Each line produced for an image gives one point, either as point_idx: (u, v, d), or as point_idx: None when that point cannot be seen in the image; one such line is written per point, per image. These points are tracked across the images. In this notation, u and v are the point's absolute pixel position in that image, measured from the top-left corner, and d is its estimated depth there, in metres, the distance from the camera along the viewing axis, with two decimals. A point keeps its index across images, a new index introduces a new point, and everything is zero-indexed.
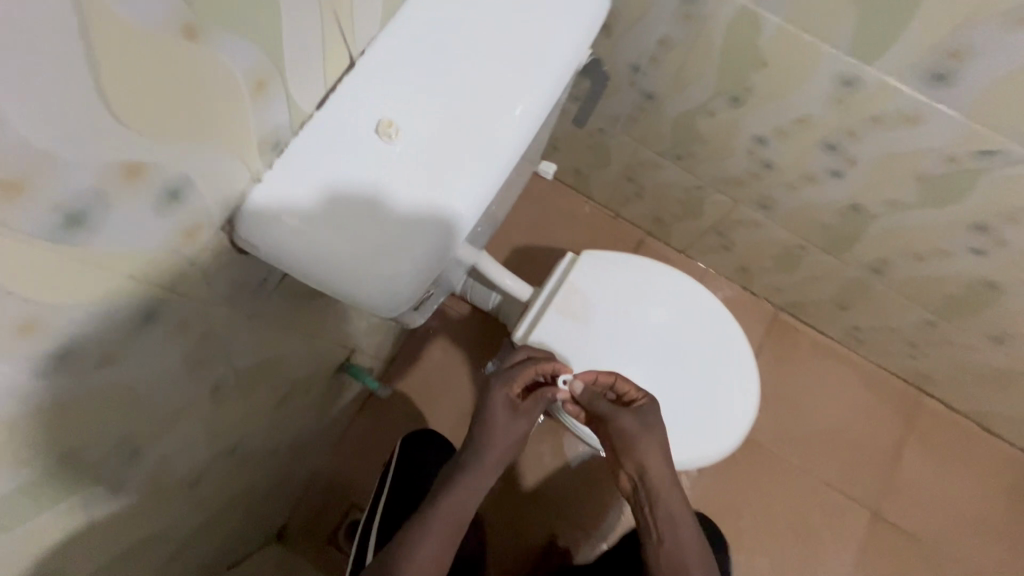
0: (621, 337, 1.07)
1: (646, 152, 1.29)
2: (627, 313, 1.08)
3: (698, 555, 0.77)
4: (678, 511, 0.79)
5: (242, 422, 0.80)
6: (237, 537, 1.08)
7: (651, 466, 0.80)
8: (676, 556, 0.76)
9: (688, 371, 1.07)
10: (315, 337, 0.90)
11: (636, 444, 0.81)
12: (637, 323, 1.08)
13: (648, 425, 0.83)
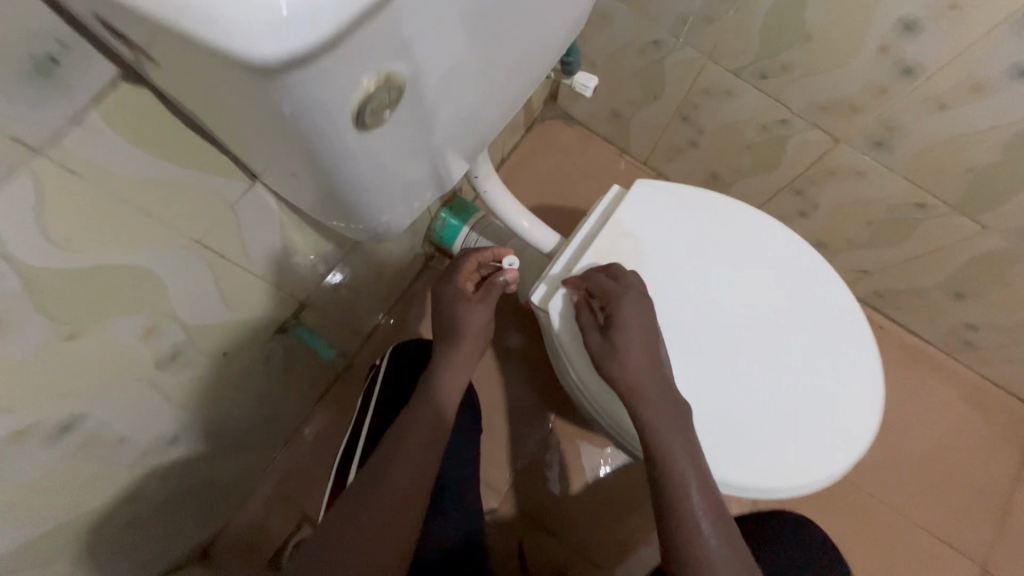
0: (687, 302, 0.75)
1: (717, 71, 0.98)
2: (696, 273, 0.76)
3: (708, 506, 0.60)
4: (678, 446, 0.62)
5: (58, 378, 0.46)
6: (103, 553, 0.75)
7: (630, 388, 0.65)
8: (678, 507, 0.60)
9: (780, 359, 0.74)
10: (229, 262, 0.56)
11: (623, 365, 0.65)
12: (709, 287, 0.75)
13: (629, 326, 0.66)
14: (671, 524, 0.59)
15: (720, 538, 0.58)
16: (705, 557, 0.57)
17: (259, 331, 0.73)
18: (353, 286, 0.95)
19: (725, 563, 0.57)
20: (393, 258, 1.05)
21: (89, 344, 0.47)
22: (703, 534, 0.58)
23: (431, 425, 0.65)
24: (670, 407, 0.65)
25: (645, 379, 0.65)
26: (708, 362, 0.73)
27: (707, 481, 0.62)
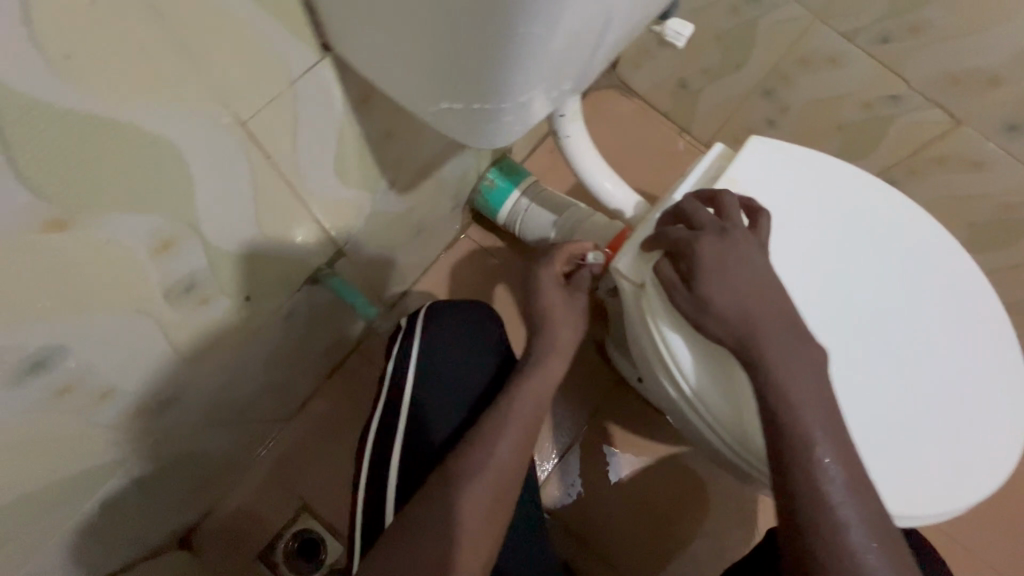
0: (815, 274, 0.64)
1: (825, 35, 0.85)
2: (824, 251, 0.65)
3: (838, 458, 0.47)
4: (800, 386, 0.49)
5: (36, 294, 0.32)
6: (73, 540, 0.60)
7: (731, 320, 0.52)
8: (797, 458, 0.47)
9: (924, 355, 0.63)
10: (273, 165, 0.43)
11: (716, 293, 0.53)
12: (839, 269, 0.64)
13: (729, 250, 0.55)
14: (786, 478, 0.47)
15: (851, 497, 0.46)
16: (832, 521, 0.45)
17: (288, 274, 0.59)
18: (389, 241, 0.81)
19: (860, 531, 0.44)
20: (432, 216, 0.91)
21: (85, 248, 0.33)
22: (828, 490, 0.46)
23: (527, 426, 0.58)
24: (789, 338, 0.52)
25: (750, 307, 0.53)
26: (842, 357, 0.62)
27: (837, 428, 0.48)
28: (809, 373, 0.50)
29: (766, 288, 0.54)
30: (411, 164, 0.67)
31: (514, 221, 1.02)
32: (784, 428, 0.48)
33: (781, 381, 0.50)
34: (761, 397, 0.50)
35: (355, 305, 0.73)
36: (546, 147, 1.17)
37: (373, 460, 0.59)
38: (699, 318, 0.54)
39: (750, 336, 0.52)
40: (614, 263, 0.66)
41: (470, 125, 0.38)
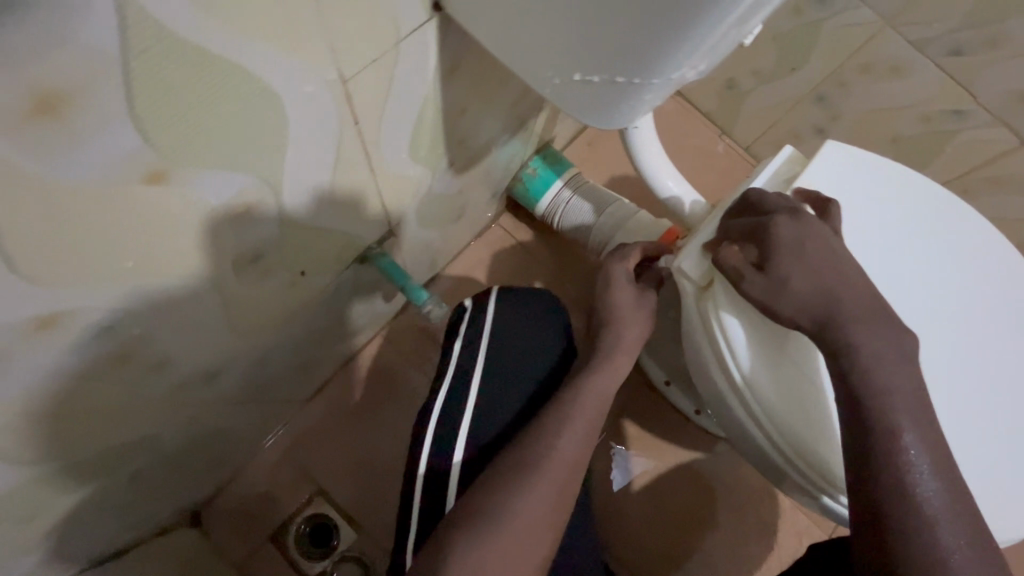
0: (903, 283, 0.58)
1: (894, 42, 0.83)
2: (914, 261, 0.59)
3: (927, 453, 0.46)
4: (891, 376, 0.47)
5: (121, 251, 0.29)
6: (96, 510, 0.57)
7: (811, 303, 0.49)
8: (886, 451, 0.46)
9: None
10: (359, 131, 0.40)
11: (794, 278, 0.50)
12: (929, 280, 0.59)
13: (805, 232, 0.51)
14: (872, 470, 0.46)
15: (938, 494, 0.45)
16: (917, 517, 0.44)
17: (343, 249, 0.56)
18: (432, 224, 0.78)
19: (946, 528, 0.44)
20: (473, 201, 0.88)
21: (176, 204, 0.30)
22: (915, 486, 0.45)
23: (591, 412, 0.59)
24: (877, 322, 0.49)
25: (831, 287, 0.50)
26: (947, 393, 0.55)
27: (926, 422, 0.47)
28: (901, 368, 0.48)
29: (845, 271, 0.51)
30: (469, 144, 0.64)
31: (553, 213, 0.99)
32: (873, 418, 0.47)
33: (869, 379, 0.47)
34: (847, 384, 0.48)
35: (405, 292, 0.66)
36: (584, 139, 1.13)
37: (434, 444, 0.57)
38: (774, 302, 0.50)
39: (831, 317, 0.49)
40: (677, 263, 0.63)
41: (598, 95, 0.36)
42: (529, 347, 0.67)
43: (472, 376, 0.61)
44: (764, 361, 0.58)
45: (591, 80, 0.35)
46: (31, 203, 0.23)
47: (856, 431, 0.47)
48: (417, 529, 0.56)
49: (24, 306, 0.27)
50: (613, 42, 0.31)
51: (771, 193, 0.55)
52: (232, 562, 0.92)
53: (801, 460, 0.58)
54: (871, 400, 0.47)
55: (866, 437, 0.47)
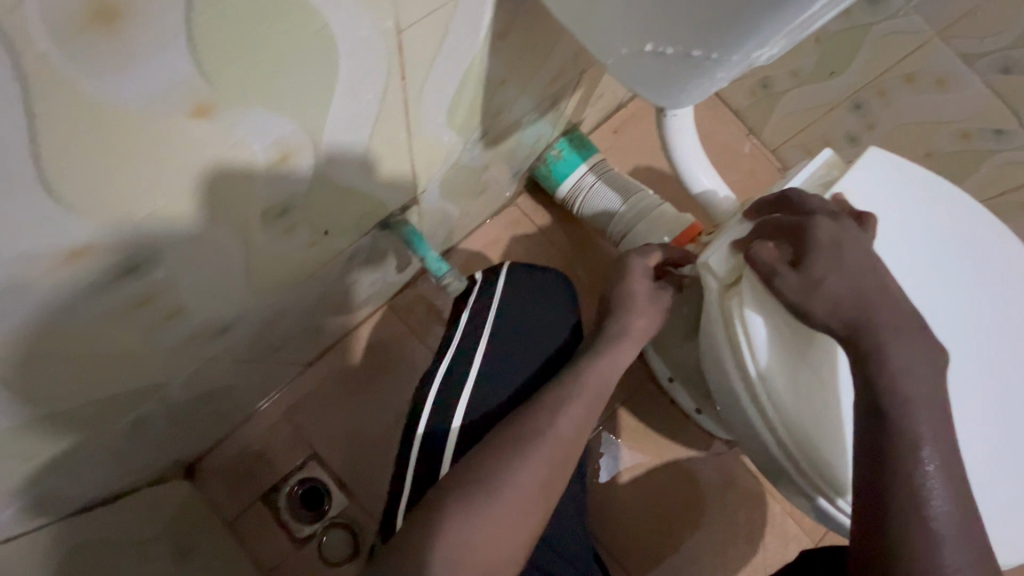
0: (935, 301, 0.57)
1: (943, 54, 0.81)
2: (948, 279, 0.58)
3: (943, 471, 0.45)
4: (915, 388, 0.47)
5: (155, 187, 0.28)
6: (99, 455, 0.56)
7: (845, 305, 0.49)
8: (900, 461, 0.45)
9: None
10: (403, 87, 0.39)
11: (830, 281, 0.50)
12: (961, 300, 0.57)
13: (846, 236, 0.51)
14: (883, 479, 0.45)
15: (949, 512, 0.44)
16: (924, 531, 0.43)
17: (368, 213, 0.55)
18: (454, 197, 0.76)
19: (953, 548, 0.42)
20: (496, 178, 0.86)
21: (216, 142, 0.28)
22: (926, 500, 0.44)
23: (592, 396, 0.59)
24: (907, 334, 0.48)
25: (866, 294, 0.50)
26: (963, 410, 0.54)
27: (946, 441, 0.46)
28: (926, 383, 0.47)
29: (880, 281, 0.51)
30: (504, 116, 0.62)
31: (574, 198, 0.97)
32: (891, 427, 0.46)
33: (891, 385, 0.47)
34: (869, 391, 0.48)
35: (424, 262, 0.64)
36: (610, 126, 1.10)
37: (435, 407, 0.57)
38: (807, 301, 0.50)
39: (862, 323, 0.49)
40: (704, 258, 0.62)
41: (669, 69, 0.35)
42: (539, 322, 0.66)
43: (479, 342, 0.61)
44: (779, 358, 0.57)
45: (665, 52, 0.33)
46: (73, 121, 0.22)
47: (871, 435, 0.47)
48: (409, 491, 0.55)
49: (53, 235, 0.25)
50: (701, 8, 0.29)
51: (814, 198, 0.56)
52: (224, 518, 0.92)
53: (805, 459, 0.57)
54: (893, 409, 0.46)
55: (880, 441, 0.46)
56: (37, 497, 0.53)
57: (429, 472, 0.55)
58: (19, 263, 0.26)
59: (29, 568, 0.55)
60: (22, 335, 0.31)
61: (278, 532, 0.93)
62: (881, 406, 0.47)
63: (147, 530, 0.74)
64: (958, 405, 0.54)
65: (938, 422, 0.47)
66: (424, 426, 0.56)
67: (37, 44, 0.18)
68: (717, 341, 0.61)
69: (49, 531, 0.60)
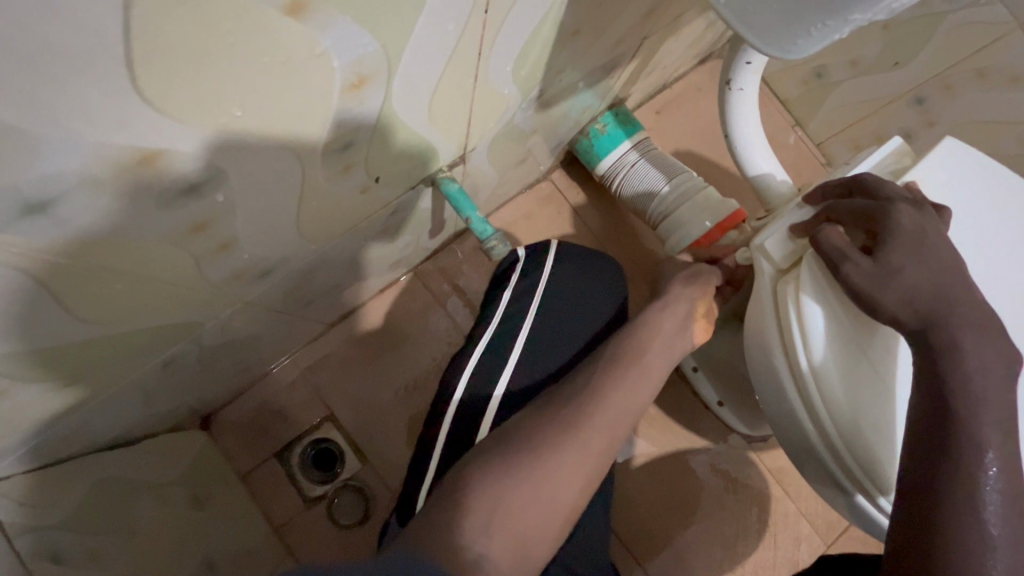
0: (1007, 308, 0.54)
1: (1021, 48, 0.77)
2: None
3: (1005, 478, 0.43)
4: (986, 388, 0.44)
5: (231, 92, 0.26)
6: (128, 393, 0.55)
7: (918, 298, 0.47)
8: (963, 460, 0.43)
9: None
10: (484, 21, 0.36)
11: (903, 271, 0.47)
12: None
13: (925, 227, 0.49)
14: (939, 479, 0.43)
15: (1007, 520, 0.41)
16: (978, 537, 0.41)
17: (420, 165, 0.52)
18: (497, 162, 0.73)
19: (1005, 556, 0.40)
20: (538, 149, 0.83)
21: (303, 50, 0.26)
22: (982, 506, 0.41)
23: (635, 372, 0.55)
24: (981, 334, 0.46)
25: (941, 289, 0.47)
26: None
27: (1011, 447, 0.44)
28: (997, 385, 0.45)
29: (956, 278, 0.48)
30: (562, 76, 0.59)
31: (614, 175, 0.94)
32: (956, 428, 0.44)
33: (959, 386, 0.44)
34: (936, 389, 0.45)
35: (469, 224, 0.63)
36: (653, 105, 1.07)
37: (475, 374, 0.55)
38: (876, 290, 0.47)
39: (936, 318, 0.46)
40: (759, 241, 0.60)
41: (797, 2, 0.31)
42: (584, 298, 0.63)
43: (529, 310, 0.59)
44: (836, 351, 0.55)
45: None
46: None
47: (931, 434, 0.44)
48: (441, 453, 0.52)
49: (126, 130, 0.24)
50: None
51: (890, 184, 0.53)
52: (238, 471, 0.91)
53: (845, 447, 0.55)
54: (962, 411, 0.44)
55: (939, 440, 0.44)
56: (63, 430, 0.52)
57: (465, 436, 0.52)
58: (89, 158, 0.24)
59: (56, 499, 0.55)
60: (83, 244, 0.29)
61: (290, 489, 0.93)
62: (946, 405, 0.44)
63: (167, 474, 0.73)
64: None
65: (1005, 428, 0.44)
66: (461, 393, 0.54)
67: None
68: (769, 327, 0.58)
69: (75, 463, 0.59)
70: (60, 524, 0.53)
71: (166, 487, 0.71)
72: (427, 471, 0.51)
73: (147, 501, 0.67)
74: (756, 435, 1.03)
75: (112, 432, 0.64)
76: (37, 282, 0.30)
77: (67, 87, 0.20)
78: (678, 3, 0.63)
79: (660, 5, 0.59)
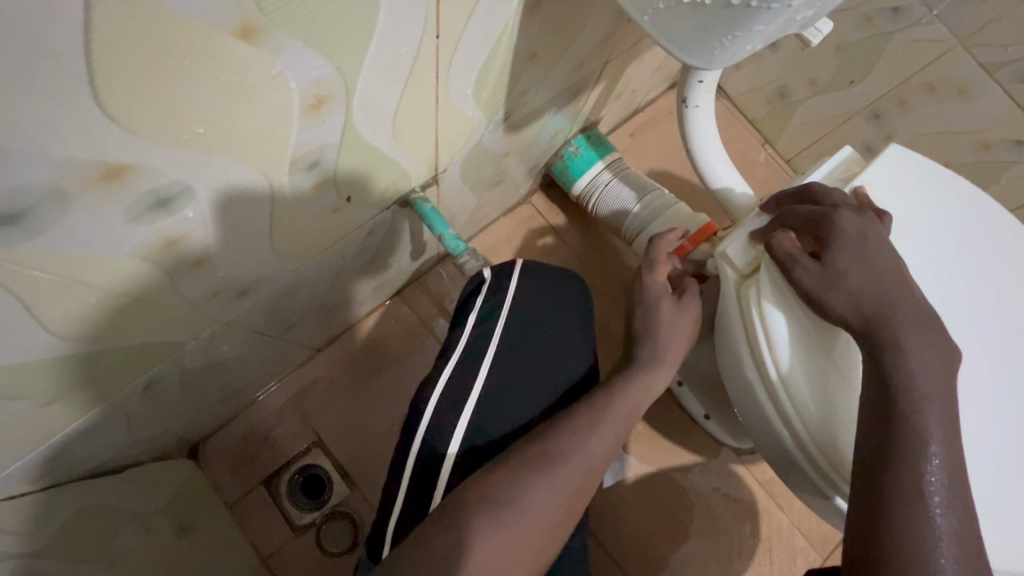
0: (956, 306, 0.56)
1: (964, 64, 0.81)
2: (971, 285, 0.57)
3: (948, 468, 0.44)
4: (929, 384, 0.46)
5: (193, 110, 0.28)
6: (110, 417, 0.56)
7: (865, 298, 0.49)
8: (909, 453, 0.44)
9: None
10: (437, 47, 0.39)
11: (848, 273, 0.50)
12: (985, 308, 0.56)
13: (867, 230, 0.51)
14: (889, 474, 0.44)
15: (950, 510, 0.43)
16: (927, 527, 0.42)
17: (391, 186, 0.55)
18: (472, 184, 0.76)
19: (950, 543, 0.42)
20: (514, 170, 0.86)
21: (259, 70, 0.29)
22: (928, 497, 0.43)
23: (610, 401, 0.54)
24: (925, 332, 0.48)
25: (887, 290, 0.49)
26: (978, 415, 0.52)
27: (956, 439, 0.45)
28: (943, 378, 0.47)
29: (899, 278, 0.50)
30: (527, 100, 0.63)
31: (590, 195, 0.97)
32: (900, 421, 0.45)
33: (906, 382, 0.46)
34: (884, 384, 0.47)
35: (442, 241, 0.64)
36: (627, 129, 1.11)
37: (435, 417, 0.47)
38: (826, 292, 0.50)
39: (883, 316, 0.48)
40: (722, 248, 0.62)
41: (709, 19, 0.34)
42: (551, 324, 0.58)
43: (490, 341, 0.52)
44: (801, 358, 0.56)
45: (704, 3, 0.32)
46: (126, 24, 0.22)
47: (880, 430, 0.45)
48: (407, 482, 0.46)
49: (94, 147, 0.26)
50: None
51: (836, 191, 0.55)
52: (225, 501, 0.91)
53: (818, 451, 0.56)
54: (905, 404, 0.45)
55: (888, 435, 0.45)
56: (47, 454, 0.53)
57: (424, 492, 0.46)
58: (59, 170, 0.26)
59: (38, 525, 0.55)
60: (53, 259, 0.31)
61: (277, 518, 0.92)
62: (893, 401, 0.46)
63: (152, 503, 0.73)
64: (978, 414, 0.52)
65: (948, 419, 0.46)
66: (418, 451, 0.46)
67: None
68: (738, 337, 0.59)
69: (55, 491, 0.59)
70: (39, 550, 0.53)
71: (148, 515, 0.71)
72: (394, 502, 0.46)
73: (130, 530, 0.67)
74: (744, 447, 1.03)
75: (94, 460, 0.64)
76: (15, 295, 0.32)
77: (32, 102, 0.22)
78: (633, 30, 0.67)
79: (615, 32, 0.63)
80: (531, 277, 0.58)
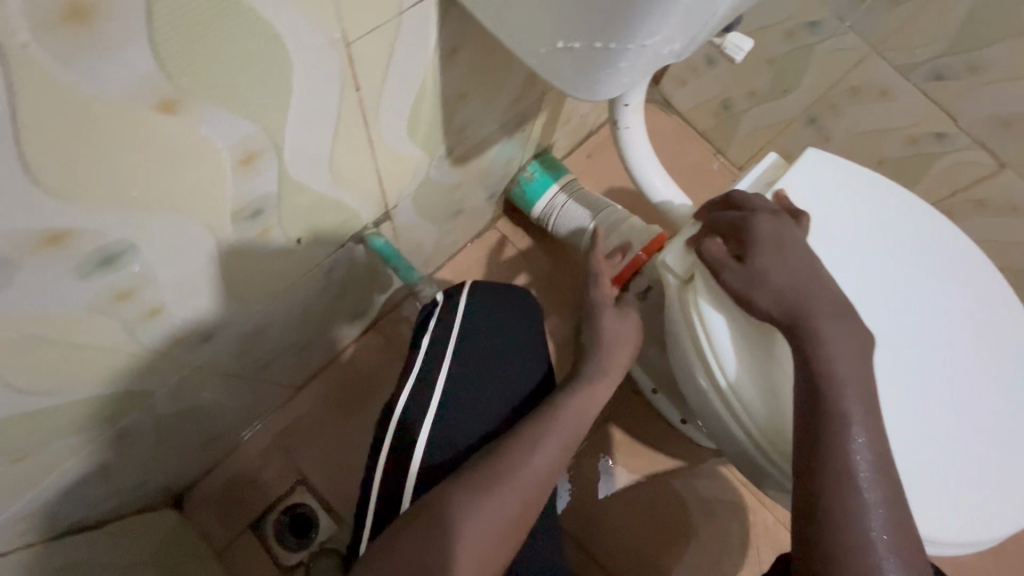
0: (867, 286, 0.59)
1: (881, 68, 0.87)
2: (883, 268, 0.60)
3: (872, 446, 0.47)
4: (850, 368, 0.49)
5: (127, 175, 0.32)
6: (86, 469, 0.58)
7: (785, 295, 0.52)
8: (835, 437, 0.47)
9: (993, 399, 0.57)
10: (360, 98, 0.43)
11: (770, 273, 0.53)
12: (896, 288, 0.60)
13: (783, 232, 0.55)
14: (819, 457, 0.47)
15: (877, 484, 0.46)
16: (855, 503, 0.45)
17: (342, 225, 0.58)
18: (429, 216, 0.80)
19: (877, 516, 0.45)
20: (471, 199, 0.90)
21: (184, 136, 0.32)
22: (855, 475, 0.46)
23: (565, 428, 0.56)
24: (842, 323, 0.51)
25: (805, 286, 0.53)
26: (894, 386, 0.55)
27: (878, 416, 0.48)
28: (862, 361, 0.50)
29: (816, 274, 0.54)
30: (469, 133, 0.67)
31: (549, 216, 1.01)
32: (826, 404, 0.48)
33: (829, 373, 0.49)
34: (809, 373, 0.50)
35: (399, 272, 0.68)
36: (583, 150, 1.16)
37: (395, 442, 0.49)
38: (750, 292, 0.53)
39: (803, 309, 0.51)
40: (661, 257, 0.65)
41: (585, 61, 0.38)
42: (505, 343, 0.60)
43: (443, 364, 0.54)
44: (742, 356, 0.59)
45: (574, 47, 0.37)
46: (47, 110, 0.25)
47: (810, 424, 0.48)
48: (374, 507, 0.48)
49: (36, 217, 0.29)
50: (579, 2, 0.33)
51: (756, 197, 0.59)
52: (213, 547, 0.91)
53: (770, 444, 0.58)
54: (829, 388, 0.48)
55: (816, 428, 0.48)
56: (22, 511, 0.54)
57: (387, 513, 0.48)
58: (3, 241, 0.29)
59: None
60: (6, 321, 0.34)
61: (265, 561, 0.92)
62: (819, 395, 0.48)
63: (141, 552, 0.74)
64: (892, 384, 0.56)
65: (870, 400, 0.49)
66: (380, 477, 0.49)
67: (18, 34, 0.22)
68: (686, 341, 0.62)
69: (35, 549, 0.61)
70: None
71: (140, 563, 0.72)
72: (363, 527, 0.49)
73: None
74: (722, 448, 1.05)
75: (73, 515, 0.65)
76: None
77: None
78: None
79: None
80: (484, 300, 0.60)
